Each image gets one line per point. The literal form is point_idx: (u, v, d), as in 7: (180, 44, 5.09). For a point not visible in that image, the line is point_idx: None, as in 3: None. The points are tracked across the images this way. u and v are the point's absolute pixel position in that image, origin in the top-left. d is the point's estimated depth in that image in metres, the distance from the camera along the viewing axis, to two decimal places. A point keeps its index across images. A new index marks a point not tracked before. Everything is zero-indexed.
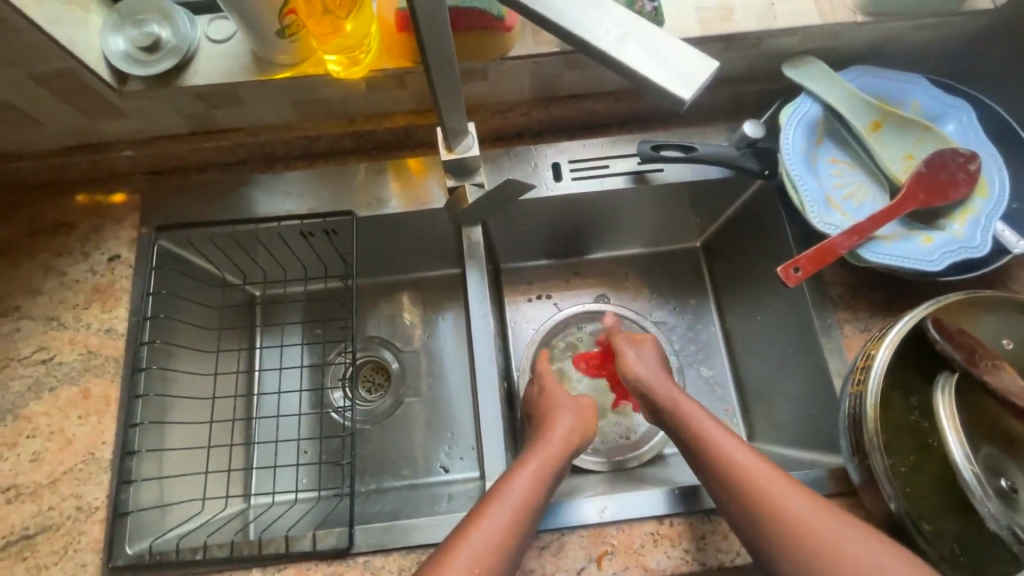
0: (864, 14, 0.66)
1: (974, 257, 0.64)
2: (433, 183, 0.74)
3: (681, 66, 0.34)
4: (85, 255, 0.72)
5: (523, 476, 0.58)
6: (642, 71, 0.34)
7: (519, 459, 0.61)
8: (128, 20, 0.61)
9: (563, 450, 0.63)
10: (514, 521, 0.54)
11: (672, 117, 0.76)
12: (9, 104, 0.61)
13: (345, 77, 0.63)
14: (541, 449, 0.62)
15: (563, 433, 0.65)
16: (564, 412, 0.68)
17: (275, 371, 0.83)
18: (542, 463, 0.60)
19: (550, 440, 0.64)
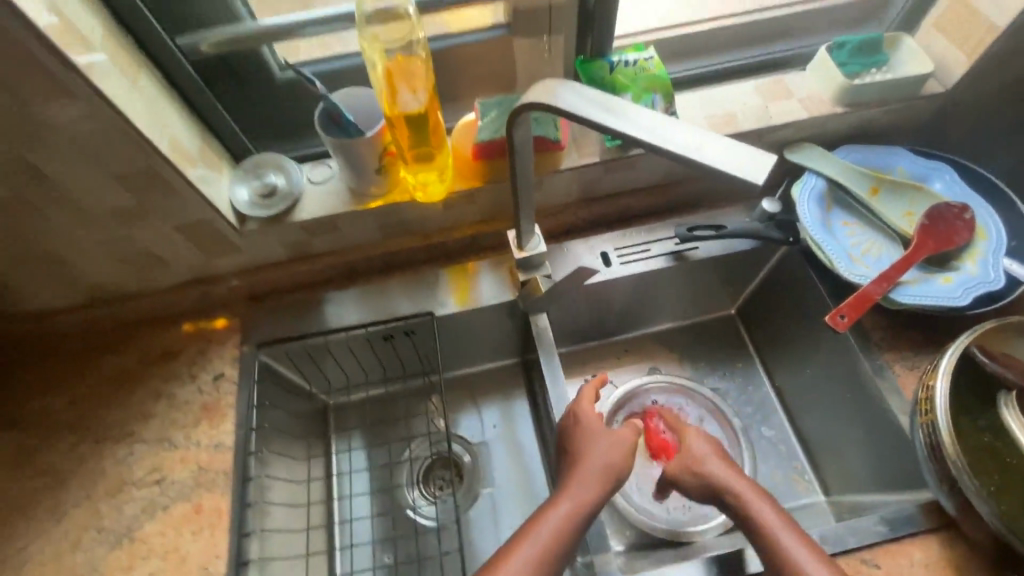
0: (842, 106, 0.81)
1: (994, 289, 0.72)
2: (484, 286, 0.83)
3: (726, 154, 0.43)
4: (192, 377, 0.79)
5: (555, 512, 0.59)
6: (694, 159, 0.43)
7: (556, 494, 0.61)
8: (251, 174, 0.74)
9: (599, 487, 0.61)
10: (546, 557, 0.56)
11: (696, 203, 0.88)
12: (149, 250, 0.72)
13: (426, 200, 0.75)
14: (576, 485, 0.61)
15: (599, 468, 0.62)
16: (602, 445, 0.64)
17: (352, 474, 0.86)
18: (576, 504, 0.60)
19: (586, 476, 0.62)
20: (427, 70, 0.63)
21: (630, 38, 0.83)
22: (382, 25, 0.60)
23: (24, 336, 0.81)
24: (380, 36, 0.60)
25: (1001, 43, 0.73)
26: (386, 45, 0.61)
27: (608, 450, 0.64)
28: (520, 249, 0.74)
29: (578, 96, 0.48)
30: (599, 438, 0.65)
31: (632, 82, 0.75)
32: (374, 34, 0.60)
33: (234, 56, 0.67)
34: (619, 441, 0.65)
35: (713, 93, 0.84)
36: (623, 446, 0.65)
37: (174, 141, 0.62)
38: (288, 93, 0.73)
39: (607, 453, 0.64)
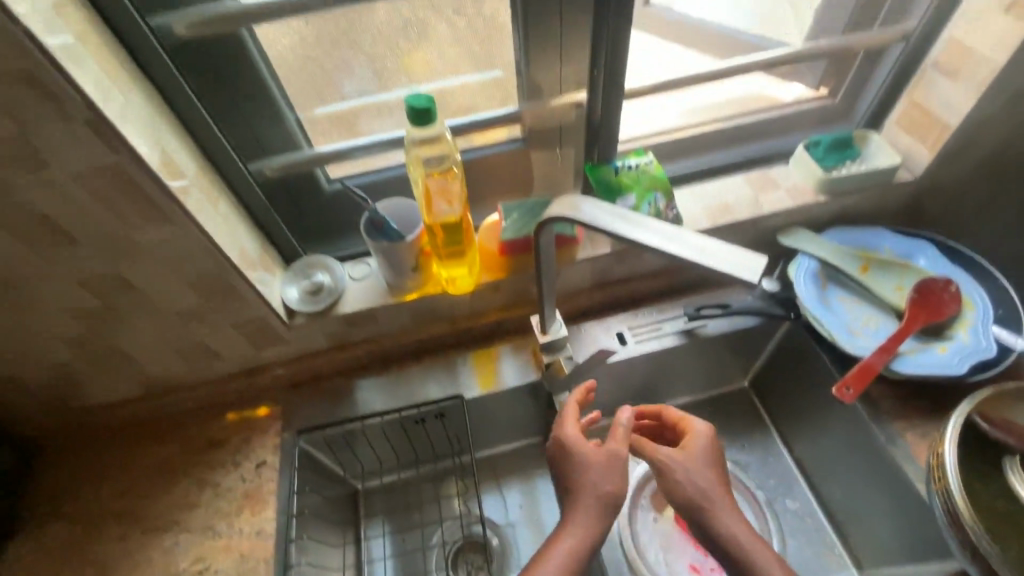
0: (824, 195, 0.90)
1: (988, 357, 0.76)
2: (507, 370, 0.89)
3: (728, 255, 0.49)
4: (236, 465, 0.83)
5: (556, 550, 0.58)
6: (699, 260, 0.49)
7: (557, 530, 0.60)
8: (300, 274, 0.83)
9: (600, 518, 0.60)
10: None
11: (700, 285, 0.96)
12: (206, 346, 0.79)
13: (456, 291, 0.84)
14: (577, 519, 0.60)
15: (595, 495, 0.60)
16: (595, 467, 0.62)
17: (383, 561, 0.87)
18: (577, 539, 0.59)
19: (586, 504, 0.60)
20: (459, 184, 0.72)
21: (631, 144, 0.94)
22: (422, 148, 0.69)
23: (79, 430, 0.86)
24: (421, 157, 0.70)
25: (957, 138, 0.84)
26: (425, 166, 0.70)
27: (603, 466, 0.62)
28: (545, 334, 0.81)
29: (597, 209, 0.55)
30: (594, 459, 0.62)
31: (635, 182, 0.85)
32: (415, 156, 0.70)
33: (292, 177, 0.77)
34: (614, 456, 0.62)
35: (707, 188, 0.94)
36: (618, 460, 0.62)
37: (242, 251, 0.71)
38: (335, 203, 0.83)
39: (603, 473, 0.62)
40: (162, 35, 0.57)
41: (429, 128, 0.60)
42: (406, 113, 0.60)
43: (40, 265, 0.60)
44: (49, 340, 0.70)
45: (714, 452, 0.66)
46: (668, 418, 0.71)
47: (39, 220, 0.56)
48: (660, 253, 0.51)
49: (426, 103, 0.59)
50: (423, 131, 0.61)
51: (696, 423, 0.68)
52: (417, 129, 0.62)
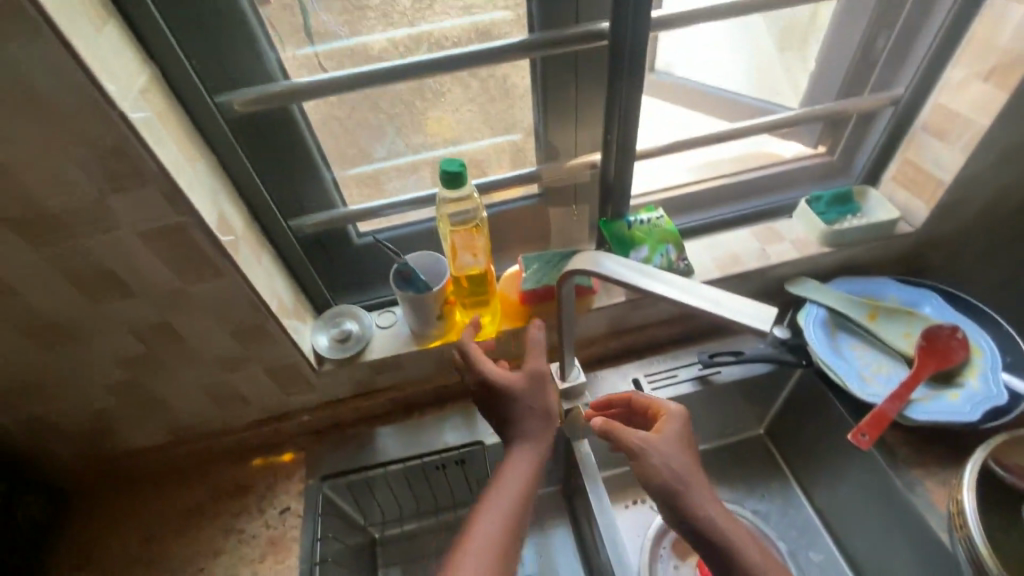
0: (829, 245, 0.95)
1: (999, 404, 0.78)
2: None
3: (742, 305, 0.52)
4: (261, 511, 0.85)
5: (509, 476, 0.67)
6: (714, 310, 0.52)
7: (505, 458, 0.69)
8: (330, 323, 0.87)
9: (541, 441, 0.70)
10: (510, 514, 0.64)
11: (712, 332, 0.99)
12: (238, 393, 0.82)
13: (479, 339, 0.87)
14: (522, 443, 0.70)
15: (533, 418, 0.71)
16: (526, 394, 0.71)
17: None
18: (525, 458, 0.68)
19: (525, 427, 0.70)
20: (483, 238, 0.78)
21: (642, 199, 1.00)
22: (451, 207, 0.75)
23: (110, 476, 0.89)
24: (449, 214, 0.75)
25: (951, 193, 0.88)
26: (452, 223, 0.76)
27: (528, 390, 0.72)
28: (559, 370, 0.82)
29: (617, 264, 0.60)
30: (522, 388, 0.72)
31: (648, 235, 0.90)
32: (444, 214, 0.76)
33: (326, 232, 0.83)
34: (538, 378, 0.72)
35: (715, 241, 0.99)
36: (541, 378, 0.73)
37: (280, 302, 0.76)
38: (365, 255, 0.89)
39: (534, 395, 0.72)
40: (224, 110, 0.64)
41: (461, 188, 0.65)
42: (439, 177, 0.66)
43: (99, 316, 0.65)
44: (95, 387, 0.74)
45: (684, 434, 0.66)
46: (638, 403, 0.73)
47: (105, 276, 0.61)
48: (677, 304, 0.54)
49: (456, 165, 0.65)
50: (454, 191, 0.66)
51: (671, 406, 0.69)
52: (448, 190, 0.68)
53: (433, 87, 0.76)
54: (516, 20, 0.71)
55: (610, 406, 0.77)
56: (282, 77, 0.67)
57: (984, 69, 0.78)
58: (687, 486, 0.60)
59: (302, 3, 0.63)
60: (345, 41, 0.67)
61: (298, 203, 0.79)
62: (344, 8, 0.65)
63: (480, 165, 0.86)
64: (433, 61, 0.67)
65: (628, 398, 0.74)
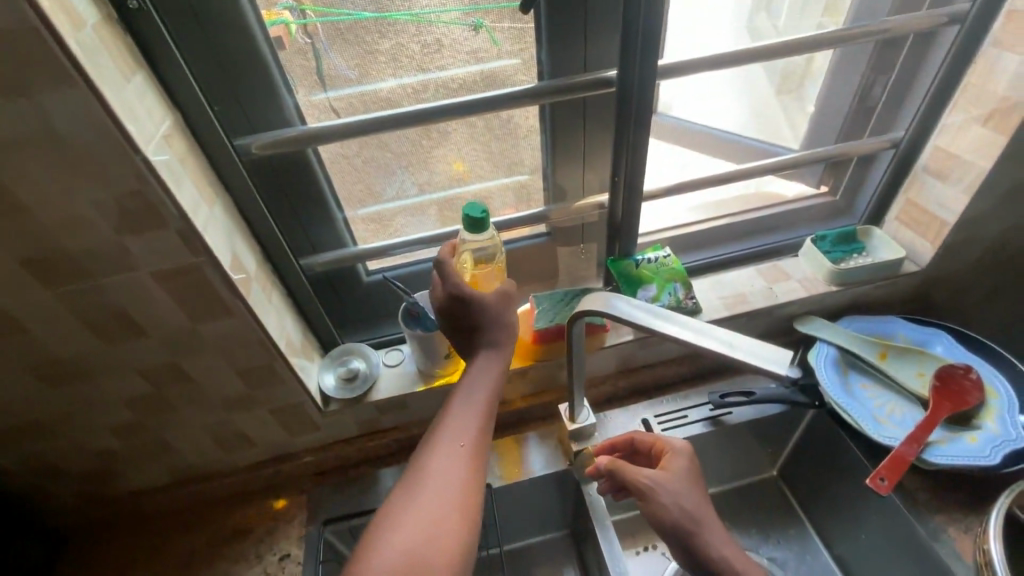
0: (835, 284, 0.95)
1: (1020, 448, 0.76)
2: (534, 459, 0.89)
3: (757, 348, 0.52)
4: (260, 558, 0.82)
5: (472, 391, 0.63)
6: (730, 353, 0.52)
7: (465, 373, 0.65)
8: (336, 361, 0.86)
9: (505, 354, 0.66)
10: (475, 428, 0.60)
11: (722, 371, 0.98)
12: (243, 433, 0.81)
13: None
14: (486, 357, 0.66)
15: (499, 331, 0.66)
16: (492, 309, 0.66)
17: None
18: (490, 370, 0.65)
19: (489, 341, 0.66)
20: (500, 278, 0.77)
21: (648, 238, 1.01)
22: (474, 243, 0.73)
23: (108, 521, 0.86)
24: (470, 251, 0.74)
25: (955, 232, 0.89)
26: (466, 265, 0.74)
27: (495, 305, 0.67)
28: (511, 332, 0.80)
29: (627, 304, 0.59)
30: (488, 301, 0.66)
31: (655, 274, 0.91)
32: (464, 255, 0.73)
33: (334, 271, 0.84)
34: (505, 295, 0.68)
35: (721, 279, 1.00)
36: (508, 295, 0.69)
37: (287, 339, 0.75)
38: (373, 293, 0.89)
39: (500, 310, 0.67)
40: (241, 153, 0.66)
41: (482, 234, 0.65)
42: (462, 220, 0.65)
43: (108, 356, 0.65)
44: (99, 428, 0.73)
45: (692, 467, 0.65)
46: (641, 442, 0.70)
47: (118, 317, 0.61)
48: (692, 347, 0.53)
49: (480, 211, 0.65)
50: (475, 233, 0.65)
51: (676, 442, 0.67)
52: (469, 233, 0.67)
53: (442, 129, 0.78)
54: (524, 67, 0.73)
55: (613, 450, 0.73)
56: (298, 121, 0.69)
57: (981, 113, 0.80)
58: (698, 524, 0.60)
59: (315, 48, 0.65)
60: (356, 84, 0.69)
61: (309, 242, 0.80)
62: (356, 53, 0.67)
63: (489, 204, 0.87)
64: (444, 107, 0.69)
65: (630, 439, 0.71)
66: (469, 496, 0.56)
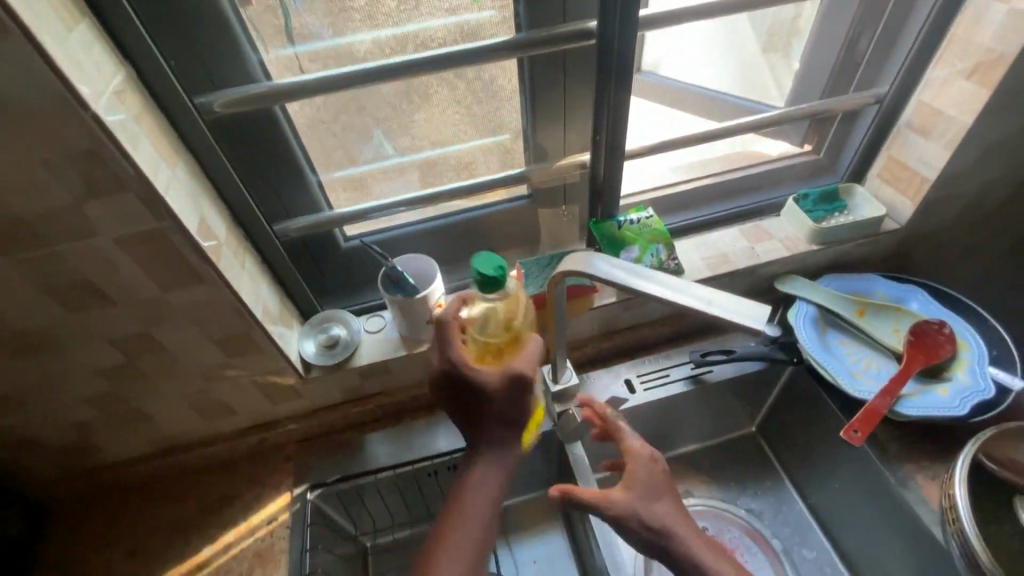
0: (816, 243, 0.95)
1: (987, 398, 0.78)
2: None
3: (735, 305, 0.52)
4: (247, 523, 0.82)
5: (476, 493, 0.58)
6: (707, 311, 0.52)
7: (467, 470, 0.59)
8: (316, 328, 0.85)
9: (511, 446, 0.60)
10: (478, 541, 0.56)
11: (703, 332, 0.99)
12: (224, 402, 0.80)
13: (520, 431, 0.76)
14: (490, 452, 0.60)
15: (506, 424, 0.60)
16: (498, 400, 0.58)
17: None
18: (495, 467, 0.59)
19: (493, 436, 0.60)
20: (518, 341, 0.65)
21: (632, 199, 0.99)
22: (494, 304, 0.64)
23: (90, 491, 0.86)
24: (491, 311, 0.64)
25: (936, 189, 0.89)
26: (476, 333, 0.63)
27: (503, 391, 0.59)
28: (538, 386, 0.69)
29: (607, 264, 0.59)
30: (494, 387, 0.58)
31: (637, 236, 0.91)
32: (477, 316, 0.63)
33: (311, 236, 0.82)
34: (520, 380, 0.59)
35: (704, 239, 0.99)
36: (523, 378, 0.59)
37: (264, 307, 0.74)
38: (352, 259, 0.87)
39: (511, 396, 0.59)
40: (202, 111, 0.62)
41: (497, 291, 0.60)
42: (472, 278, 0.60)
43: (75, 326, 0.63)
44: (73, 400, 0.71)
45: (662, 475, 0.63)
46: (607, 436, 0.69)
47: (81, 285, 0.59)
48: (671, 305, 0.53)
49: (495, 265, 0.60)
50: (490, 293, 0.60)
51: (636, 445, 0.66)
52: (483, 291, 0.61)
53: (416, 88, 0.74)
54: (502, 21, 0.70)
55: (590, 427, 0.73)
56: (264, 78, 0.66)
57: (965, 67, 0.79)
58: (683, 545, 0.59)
59: (285, 5, 0.62)
60: (329, 42, 0.66)
61: (282, 206, 0.77)
62: (329, 12, 0.64)
63: (470, 166, 0.85)
64: (419, 62, 0.66)
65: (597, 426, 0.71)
66: None
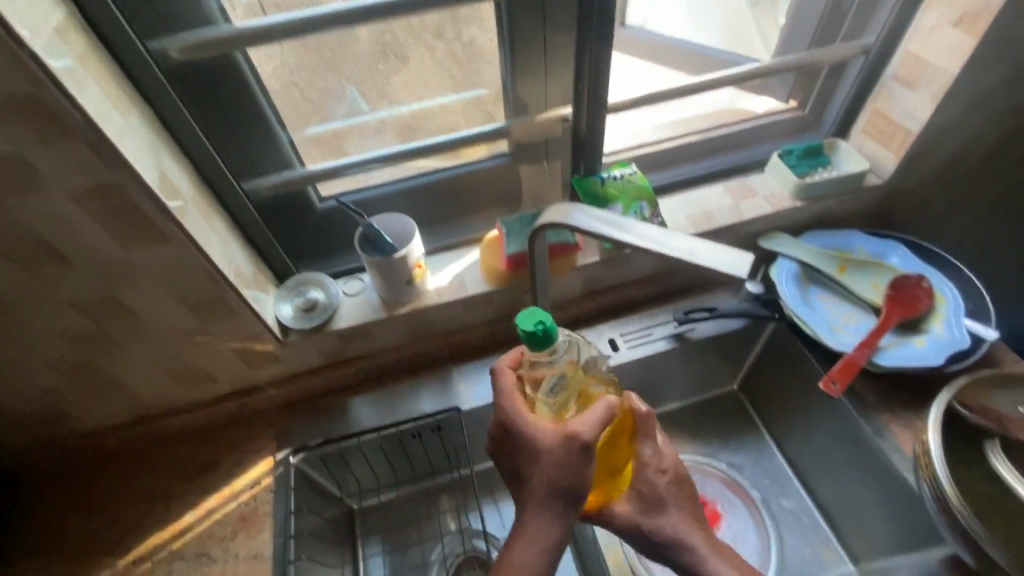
0: (799, 199, 0.95)
1: (962, 348, 0.80)
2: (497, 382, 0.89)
3: (717, 253, 0.51)
4: (229, 488, 0.81)
5: (517, 559, 0.50)
6: (691, 260, 0.51)
7: (512, 531, 0.52)
8: (293, 292, 0.83)
9: (565, 515, 0.52)
10: None
11: (686, 291, 0.99)
12: (199, 367, 0.78)
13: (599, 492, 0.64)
14: (539, 518, 0.51)
15: (563, 492, 0.51)
16: (553, 459, 0.51)
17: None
18: (542, 534, 0.51)
19: (543, 503, 0.51)
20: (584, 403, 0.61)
21: (615, 156, 0.97)
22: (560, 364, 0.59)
23: (66, 460, 0.84)
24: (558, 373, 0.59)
25: (919, 143, 0.89)
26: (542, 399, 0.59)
27: (560, 452, 0.51)
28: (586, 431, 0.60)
29: (588, 216, 0.57)
30: (547, 448, 0.52)
31: (621, 193, 0.88)
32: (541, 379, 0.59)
33: (284, 196, 0.79)
34: (580, 443, 0.51)
35: (688, 197, 0.98)
36: (580, 442, 0.51)
37: (236, 268, 0.71)
38: (328, 220, 0.85)
39: (570, 460, 0.51)
40: (158, 59, 0.59)
41: (549, 349, 0.52)
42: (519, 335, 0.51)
43: (33, 288, 0.60)
44: (38, 367, 0.69)
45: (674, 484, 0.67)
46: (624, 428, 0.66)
47: (36, 242, 0.56)
48: (654, 254, 0.52)
49: (536, 320, 0.51)
50: (540, 352, 0.52)
51: (645, 450, 0.66)
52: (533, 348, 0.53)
53: (387, 36, 0.70)
54: None
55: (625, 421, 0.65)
56: (223, 20, 0.62)
57: (954, 14, 0.77)
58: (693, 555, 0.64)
59: None
60: None
61: (251, 163, 0.74)
62: None
63: (447, 122, 0.82)
64: (389, 6, 0.62)
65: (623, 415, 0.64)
66: None
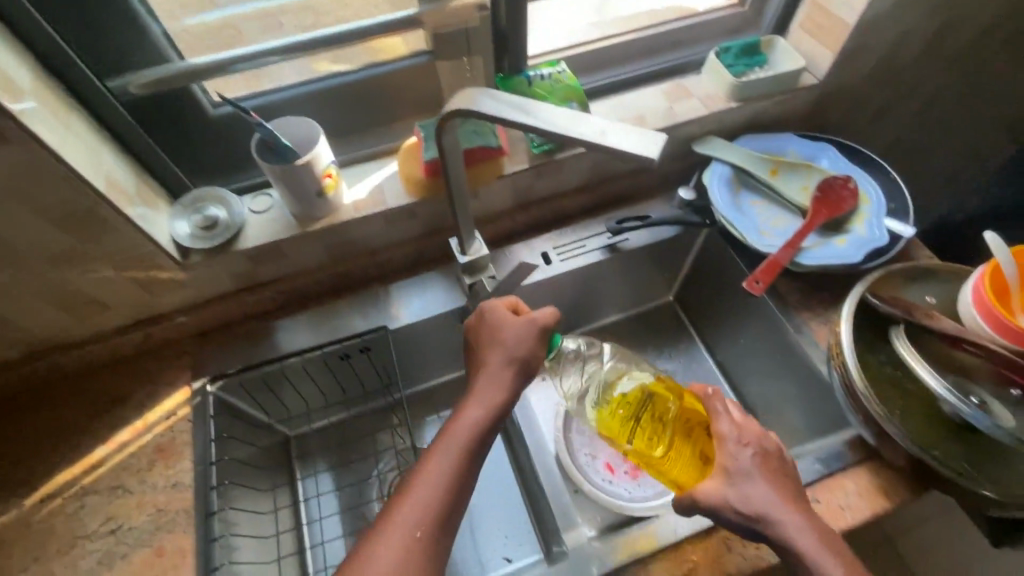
0: (734, 101, 0.91)
1: (879, 246, 0.82)
2: (424, 300, 0.86)
3: (629, 135, 0.47)
4: (142, 420, 0.76)
5: (478, 401, 0.60)
6: (601, 143, 0.47)
7: (473, 386, 0.62)
8: (190, 210, 0.75)
9: (520, 373, 0.63)
10: (470, 446, 0.56)
11: (621, 202, 0.96)
12: (89, 294, 0.71)
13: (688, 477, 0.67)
14: (496, 373, 0.62)
15: (519, 354, 0.63)
16: (513, 328, 0.64)
17: (322, 521, 0.83)
18: (497, 385, 0.61)
19: (502, 362, 0.62)
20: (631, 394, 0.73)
21: (544, 56, 0.90)
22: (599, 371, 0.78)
23: None
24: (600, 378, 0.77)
25: (854, 37, 0.85)
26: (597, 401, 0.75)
27: (521, 326, 0.64)
28: (643, 416, 0.71)
29: (495, 101, 0.52)
30: (512, 322, 0.65)
31: (549, 93, 0.82)
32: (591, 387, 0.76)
33: (164, 99, 0.69)
34: (535, 322, 0.65)
35: (622, 101, 0.93)
36: (538, 326, 0.65)
37: (110, 178, 0.63)
38: (224, 129, 0.75)
39: (527, 331, 0.64)
40: None
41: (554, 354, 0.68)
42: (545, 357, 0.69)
43: None
44: None
45: (766, 454, 0.61)
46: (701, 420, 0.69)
47: None
48: (562, 139, 0.49)
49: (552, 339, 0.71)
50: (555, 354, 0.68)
51: (724, 425, 0.62)
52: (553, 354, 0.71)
53: None
54: None
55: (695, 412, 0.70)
56: None
57: None
58: (788, 520, 0.56)
59: None
60: None
61: (115, 54, 0.63)
62: None
63: (348, 11, 0.72)
64: None
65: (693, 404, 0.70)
66: (453, 500, 0.53)
